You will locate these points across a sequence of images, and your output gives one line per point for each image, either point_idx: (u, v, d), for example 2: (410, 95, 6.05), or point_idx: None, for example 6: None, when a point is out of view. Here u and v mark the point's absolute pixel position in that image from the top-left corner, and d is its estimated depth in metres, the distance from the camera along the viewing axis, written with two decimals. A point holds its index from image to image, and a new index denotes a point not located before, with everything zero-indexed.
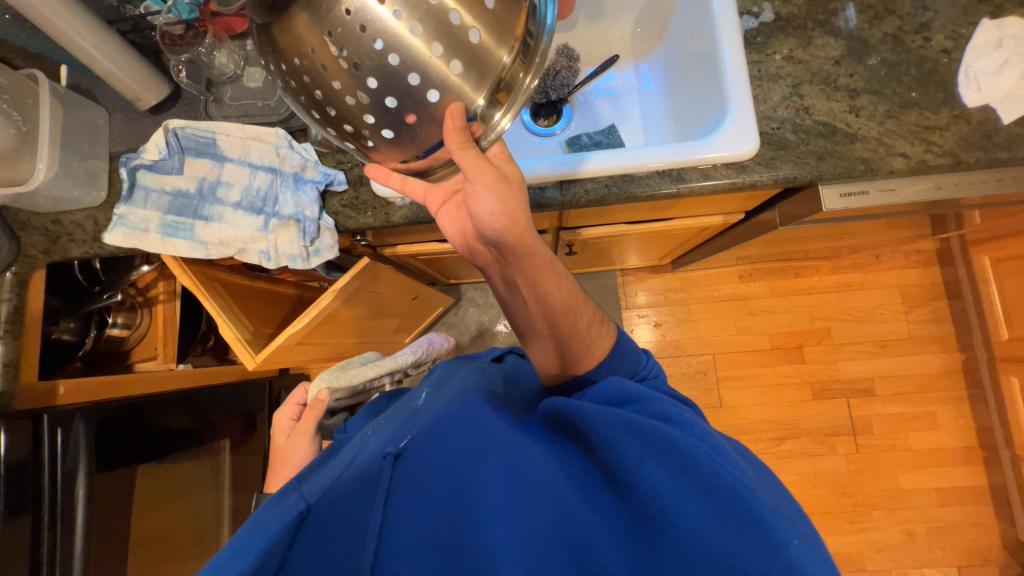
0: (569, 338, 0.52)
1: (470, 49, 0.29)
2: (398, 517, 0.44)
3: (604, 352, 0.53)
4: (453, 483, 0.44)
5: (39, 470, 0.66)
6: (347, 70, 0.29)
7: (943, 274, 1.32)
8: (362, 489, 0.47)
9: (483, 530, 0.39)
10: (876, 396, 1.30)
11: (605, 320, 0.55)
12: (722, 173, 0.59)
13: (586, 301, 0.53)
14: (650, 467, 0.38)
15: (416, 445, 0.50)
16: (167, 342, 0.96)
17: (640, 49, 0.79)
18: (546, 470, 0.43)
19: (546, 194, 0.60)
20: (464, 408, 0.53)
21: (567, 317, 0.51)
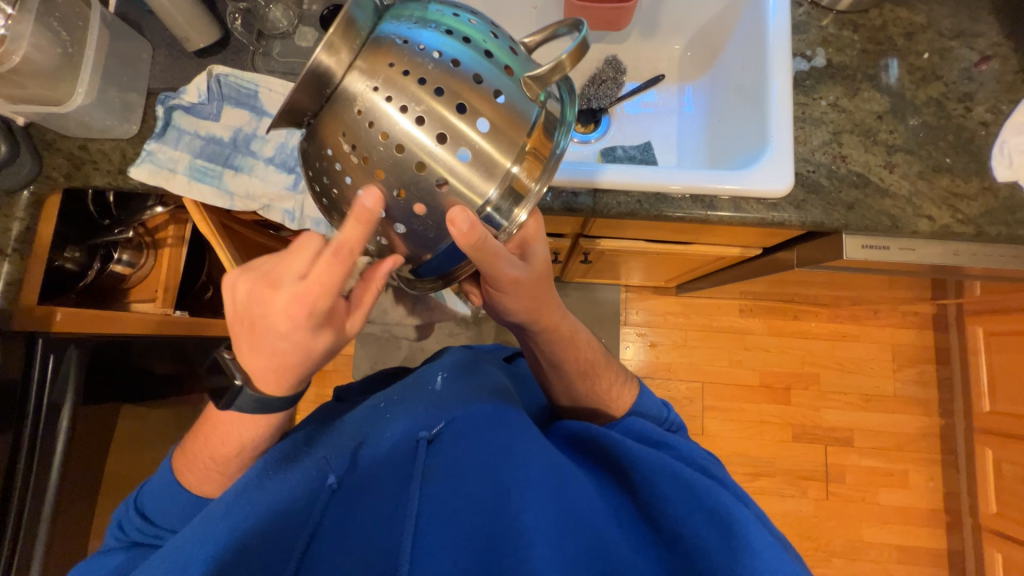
0: (593, 395, 0.65)
1: (482, 152, 0.39)
2: (435, 496, 0.49)
3: (625, 409, 0.66)
4: (492, 486, 0.50)
5: (26, 394, 0.65)
6: (379, 181, 0.39)
7: (935, 338, 1.35)
8: (397, 469, 0.53)
9: (520, 519, 0.47)
10: (854, 447, 1.32)
11: (628, 383, 0.69)
12: (754, 207, 0.59)
13: (604, 368, 0.66)
14: (662, 486, 0.50)
15: (448, 433, 0.56)
16: (168, 285, 0.94)
17: (685, 72, 0.80)
18: (585, 493, 0.52)
19: (579, 199, 0.61)
20: (503, 412, 0.59)
21: (586, 379, 0.64)
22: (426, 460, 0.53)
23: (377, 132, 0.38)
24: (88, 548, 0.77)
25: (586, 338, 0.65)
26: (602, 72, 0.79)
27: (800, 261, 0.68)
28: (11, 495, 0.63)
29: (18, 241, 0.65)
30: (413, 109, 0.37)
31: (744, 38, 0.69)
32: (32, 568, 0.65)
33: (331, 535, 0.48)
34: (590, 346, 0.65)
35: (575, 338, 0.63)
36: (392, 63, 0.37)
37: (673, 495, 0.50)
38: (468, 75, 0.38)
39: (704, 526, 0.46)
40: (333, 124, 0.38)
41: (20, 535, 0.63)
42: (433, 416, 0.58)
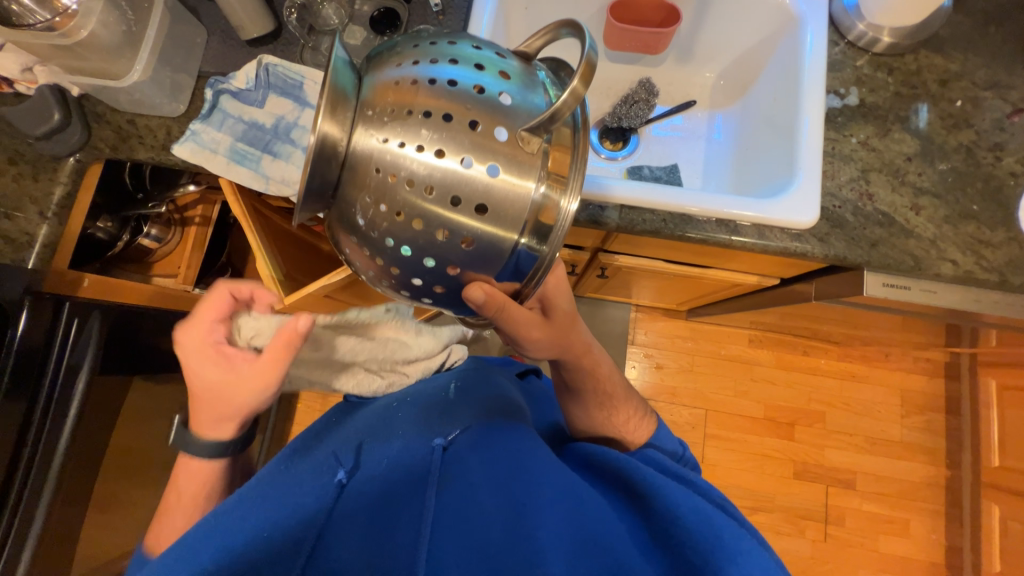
0: (608, 427, 0.66)
1: (503, 197, 0.38)
2: (450, 507, 0.51)
3: (642, 441, 0.66)
4: (507, 503, 0.51)
5: (47, 354, 0.66)
6: (409, 246, 0.39)
7: (946, 387, 1.33)
8: (409, 472, 0.54)
9: (535, 533, 0.48)
10: (856, 489, 1.29)
11: (648, 415, 0.70)
12: (779, 237, 0.60)
13: (626, 402, 0.68)
14: (678, 510, 0.50)
15: (462, 443, 0.58)
16: (192, 263, 0.97)
17: (717, 99, 0.81)
18: (600, 515, 0.52)
19: (605, 213, 0.62)
20: (518, 427, 0.60)
21: (605, 411, 0.66)
22: (440, 469, 0.55)
23: (394, 207, 0.38)
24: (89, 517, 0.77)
25: (609, 370, 0.68)
26: (635, 92, 0.80)
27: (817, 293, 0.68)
28: (21, 454, 0.64)
29: (60, 206, 0.68)
30: (418, 173, 0.37)
31: (778, 73, 0.70)
32: (31, 532, 0.65)
33: (339, 526, 0.49)
34: (612, 377, 0.68)
35: (598, 372, 0.66)
36: (387, 135, 0.37)
37: (689, 517, 0.49)
38: (465, 123, 0.37)
39: (723, 552, 0.45)
40: (348, 202, 0.39)
41: (25, 494, 0.64)
42: (445, 424, 0.60)
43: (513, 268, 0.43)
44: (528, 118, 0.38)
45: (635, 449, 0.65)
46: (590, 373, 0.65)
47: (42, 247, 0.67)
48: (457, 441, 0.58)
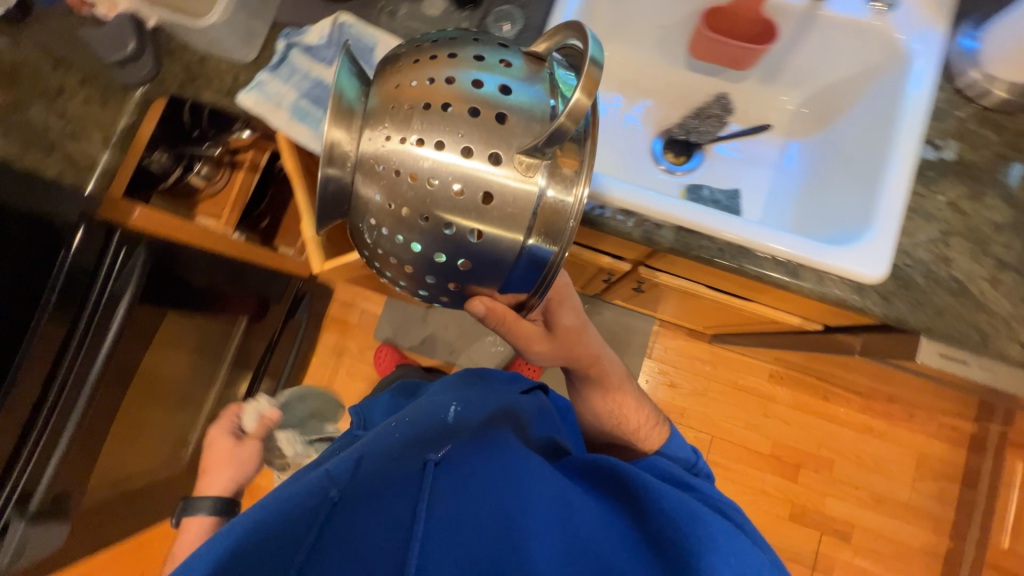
0: (621, 430, 0.75)
1: (504, 214, 0.39)
2: (444, 518, 0.52)
3: (655, 447, 0.73)
4: (498, 515, 0.53)
5: (94, 278, 0.68)
6: (419, 241, 0.40)
7: (967, 459, 1.28)
8: (404, 488, 0.55)
9: (526, 547, 0.50)
10: (850, 543, 1.27)
11: (662, 421, 0.76)
12: (840, 287, 0.57)
13: (636, 410, 0.75)
14: (677, 519, 0.54)
15: (454, 459, 0.59)
16: (235, 208, 0.98)
17: (795, 127, 0.77)
18: (592, 526, 0.56)
19: (660, 232, 0.59)
20: (509, 443, 0.62)
21: (614, 416, 0.75)
22: (433, 483, 0.56)
23: (401, 202, 0.39)
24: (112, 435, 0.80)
25: (615, 375, 0.75)
26: (709, 107, 0.79)
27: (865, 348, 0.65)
28: (61, 364, 0.66)
29: (122, 135, 0.68)
30: (424, 165, 0.38)
31: (869, 115, 0.66)
32: (58, 447, 0.67)
33: (336, 537, 0.50)
34: (618, 383, 0.75)
35: (606, 380, 0.74)
36: (391, 132, 0.38)
37: (688, 527, 0.53)
38: (459, 146, 0.37)
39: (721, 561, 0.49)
40: (361, 201, 0.40)
41: (58, 405, 0.66)
42: (440, 440, 0.61)
43: (525, 265, 0.42)
44: (526, 130, 0.38)
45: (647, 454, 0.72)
46: (598, 377, 0.74)
47: (104, 173, 0.69)
48: (447, 458, 0.59)
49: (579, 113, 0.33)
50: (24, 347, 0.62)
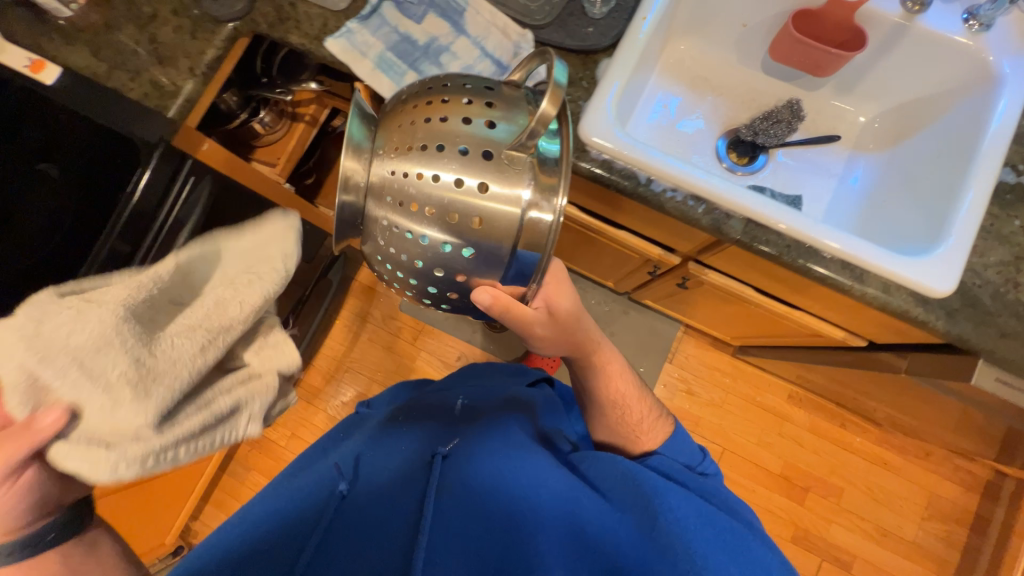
0: (624, 427, 0.68)
1: (497, 213, 0.41)
2: (450, 509, 0.54)
3: (658, 442, 0.66)
4: (499, 504, 0.55)
5: (161, 202, 0.70)
6: (427, 238, 0.42)
7: (981, 505, 1.26)
8: (413, 481, 0.60)
9: (534, 536, 0.51)
10: (850, 573, 1.25)
11: (666, 416, 0.70)
12: (903, 297, 0.57)
13: (639, 404, 0.69)
14: (681, 516, 0.52)
15: (460, 452, 0.62)
16: (291, 158, 1.00)
17: (864, 140, 0.76)
18: (597, 511, 0.55)
19: (730, 222, 0.60)
20: (513, 433, 0.65)
21: (615, 409, 0.68)
22: (441, 472, 0.59)
23: (408, 206, 0.42)
24: None
25: (615, 367, 0.70)
26: (780, 111, 0.77)
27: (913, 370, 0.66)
28: None
29: (208, 66, 0.69)
30: (426, 170, 0.41)
31: (947, 138, 0.66)
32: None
33: (344, 527, 0.55)
34: (620, 377, 0.70)
35: (608, 370, 0.69)
36: (396, 146, 0.42)
37: (690, 525, 0.52)
38: (455, 152, 0.41)
39: (718, 556, 0.49)
40: (371, 213, 0.43)
41: None
42: (447, 438, 0.66)
43: (517, 261, 0.44)
44: (512, 134, 0.41)
45: (646, 454, 0.65)
46: (598, 366, 0.68)
47: (184, 101, 0.69)
48: (454, 452, 0.62)
49: (552, 113, 0.37)
50: (88, 261, 0.65)
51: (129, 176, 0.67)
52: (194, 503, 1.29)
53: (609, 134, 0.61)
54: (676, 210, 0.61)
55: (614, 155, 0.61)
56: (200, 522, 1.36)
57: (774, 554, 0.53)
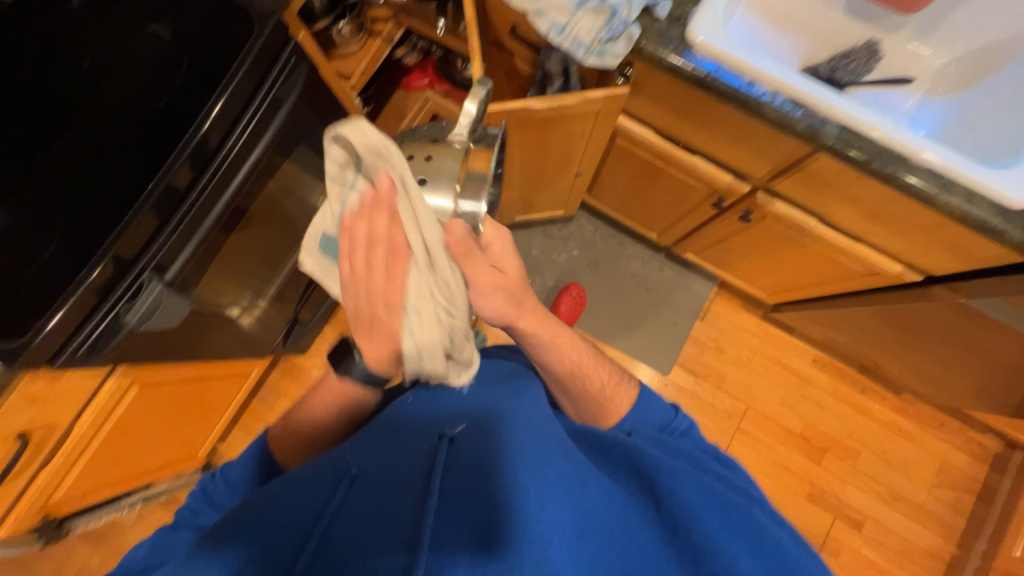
0: (588, 395, 0.68)
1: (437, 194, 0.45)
2: (458, 497, 0.47)
3: (626, 407, 0.68)
4: (506, 484, 0.47)
5: (265, 77, 0.71)
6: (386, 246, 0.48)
7: (987, 475, 1.32)
8: (417, 466, 0.52)
9: (540, 515, 0.43)
10: (861, 531, 1.30)
11: (629, 377, 0.72)
12: (986, 207, 0.61)
13: (596, 368, 0.69)
14: (689, 498, 0.47)
15: (469, 431, 0.55)
16: (366, 73, 1.02)
17: (936, 85, 0.81)
18: (604, 495, 0.47)
19: (826, 127, 0.63)
20: (522, 412, 0.58)
21: (575, 378, 0.67)
22: (449, 456, 0.52)
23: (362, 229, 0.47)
24: (218, 260, 0.80)
25: (565, 339, 0.67)
26: (858, 50, 0.82)
27: (969, 295, 0.78)
28: (221, 150, 0.70)
29: None
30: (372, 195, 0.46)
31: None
32: (191, 243, 0.71)
33: (341, 519, 0.47)
34: (573, 348, 0.68)
35: (558, 337, 0.66)
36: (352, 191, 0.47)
37: (697, 507, 0.46)
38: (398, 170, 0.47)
39: (732, 541, 0.44)
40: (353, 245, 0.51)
41: (212, 183, 0.70)
42: (455, 419, 0.59)
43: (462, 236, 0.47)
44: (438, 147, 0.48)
45: (618, 415, 0.67)
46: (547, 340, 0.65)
47: None
48: (463, 434, 0.56)
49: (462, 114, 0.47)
50: (165, 167, 0.64)
51: (233, 58, 0.66)
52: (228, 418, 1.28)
53: (714, 36, 0.64)
54: (774, 113, 0.64)
55: (722, 56, 0.65)
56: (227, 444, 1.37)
57: (801, 547, 0.46)
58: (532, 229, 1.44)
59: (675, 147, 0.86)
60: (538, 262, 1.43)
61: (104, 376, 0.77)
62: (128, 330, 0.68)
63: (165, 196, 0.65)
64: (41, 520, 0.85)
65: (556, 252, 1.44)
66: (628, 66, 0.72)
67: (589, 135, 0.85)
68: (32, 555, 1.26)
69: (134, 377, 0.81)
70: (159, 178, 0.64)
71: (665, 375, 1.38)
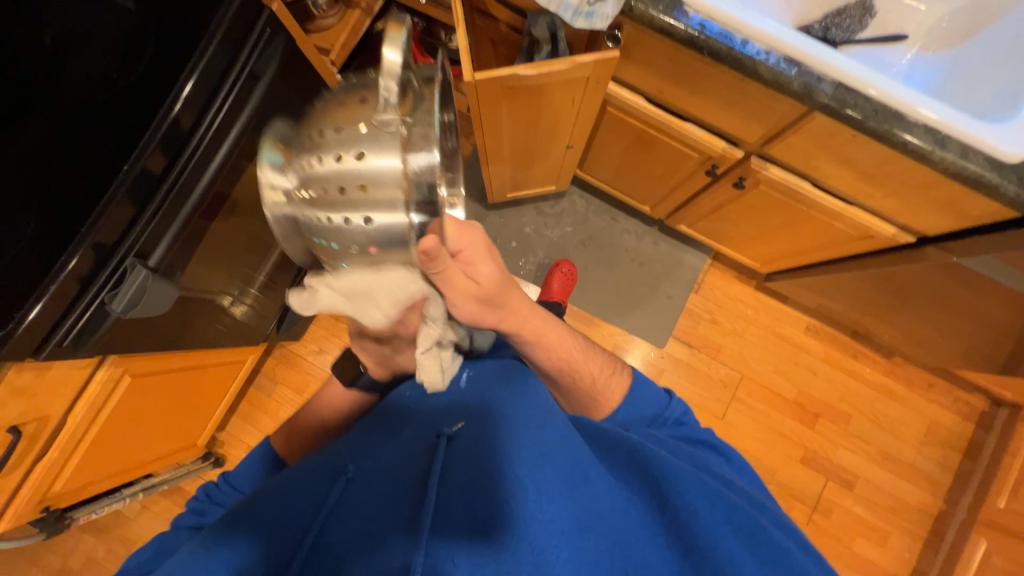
0: (589, 387, 0.68)
1: (382, 168, 0.40)
2: (456, 497, 0.48)
3: (619, 396, 0.68)
4: (508, 484, 0.47)
5: (241, 49, 0.67)
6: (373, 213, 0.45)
7: (974, 432, 1.36)
8: (416, 465, 0.53)
9: (537, 516, 0.44)
10: (852, 491, 1.34)
11: (623, 364, 0.73)
12: (980, 161, 0.61)
13: (586, 362, 0.69)
14: (695, 503, 0.46)
15: (469, 429, 0.55)
16: (347, 47, 0.99)
17: (930, 41, 0.80)
18: (606, 493, 0.48)
19: (821, 86, 0.62)
20: (524, 401, 0.58)
21: (569, 372, 0.67)
22: (448, 455, 0.52)
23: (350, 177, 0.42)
24: (199, 256, 0.78)
25: (554, 336, 0.66)
26: (852, 7, 0.80)
27: (958, 253, 0.79)
28: (199, 129, 0.65)
29: None
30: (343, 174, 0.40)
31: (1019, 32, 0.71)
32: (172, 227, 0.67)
33: (338, 517, 0.48)
34: (561, 343, 0.67)
35: (547, 322, 0.65)
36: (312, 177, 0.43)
37: (703, 511, 0.46)
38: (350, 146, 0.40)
39: (733, 541, 0.44)
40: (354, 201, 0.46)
41: (190, 165, 0.65)
42: (454, 416, 0.58)
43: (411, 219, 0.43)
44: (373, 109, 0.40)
45: (615, 403, 0.68)
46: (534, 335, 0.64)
47: None
48: (461, 431, 0.55)
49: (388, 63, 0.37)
50: (136, 153, 0.59)
51: (201, 31, 0.61)
52: (225, 407, 1.28)
53: None
54: (769, 73, 0.63)
55: (717, 14, 0.63)
56: (226, 433, 1.37)
57: (800, 545, 0.46)
58: (524, 207, 1.42)
59: (668, 114, 0.84)
60: (532, 240, 1.42)
61: (94, 367, 0.76)
62: (115, 318, 0.66)
63: (139, 183, 0.60)
64: (43, 512, 0.86)
65: (549, 229, 1.43)
66: (618, 28, 0.70)
67: (579, 103, 0.83)
68: (38, 547, 1.26)
69: (125, 367, 0.80)
70: (132, 164, 0.59)
71: (661, 348, 1.39)
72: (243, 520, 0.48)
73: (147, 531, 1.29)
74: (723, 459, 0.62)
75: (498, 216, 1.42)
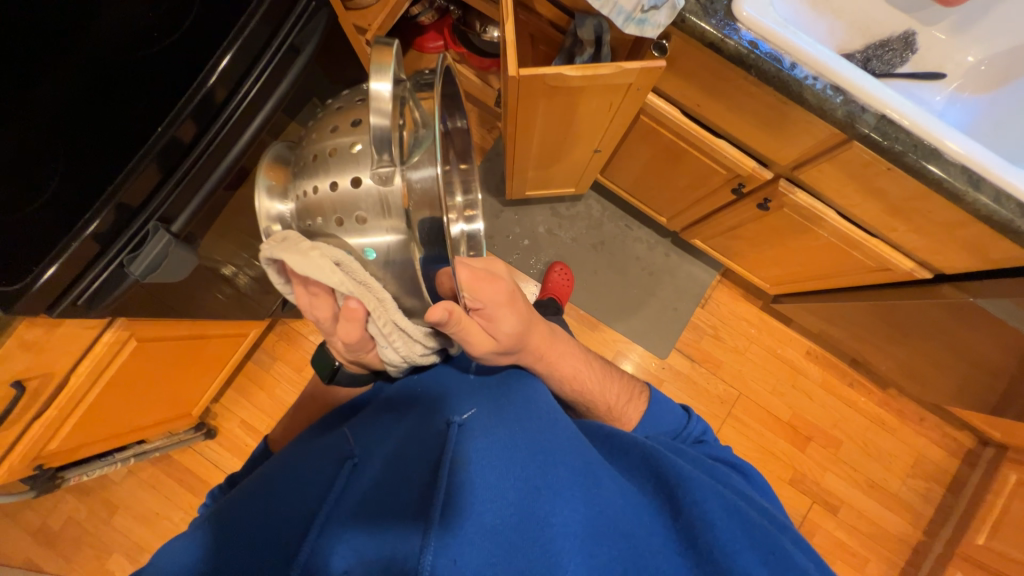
0: (609, 412, 0.71)
1: (377, 203, 0.43)
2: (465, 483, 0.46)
3: (638, 416, 0.71)
4: (524, 486, 0.46)
5: (285, 18, 0.65)
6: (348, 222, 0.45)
7: (959, 469, 1.39)
8: (425, 449, 0.52)
9: (551, 522, 0.43)
10: (836, 515, 1.36)
11: (641, 386, 0.76)
12: (1011, 207, 0.62)
13: (604, 390, 0.72)
14: (712, 511, 0.46)
15: (479, 418, 0.54)
16: (383, 27, 0.98)
17: (966, 82, 0.81)
18: (619, 499, 0.48)
19: (865, 115, 0.63)
20: (534, 405, 0.58)
21: (589, 397, 0.71)
22: (458, 440, 0.51)
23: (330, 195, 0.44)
24: (217, 222, 0.76)
25: (570, 367, 0.71)
26: (892, 42, 0.82)
27: (975, 294, 0.80)
28: (237, 94, 0.63)
29: None
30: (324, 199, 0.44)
31: None
32: (198, 195, 0.66)
33: (343, 498, 0.47)
34: (577, 372, 0.72)
35: (564, 351, 0.71)
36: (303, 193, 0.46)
37: (720, 524, 0.45)
38: (349, 177, 0.43)
39: (750, 556, 0.44)
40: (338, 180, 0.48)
41: (223, 132, 0.64)
42: (463, 405, 0.58)
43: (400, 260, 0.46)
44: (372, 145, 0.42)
45: (633, 423, 0.70)
46: (549, 365, 0.69)
47: None
48: (471, 419, 0.55)
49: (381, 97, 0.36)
50: (169, 118, 0.56)
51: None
52: (223, 379, 1.26)
53: (760, 13, 0.63)
54: (814, 98, 0.63)
55: (768, 35, 0.63)
56: (220, 405, 1.36)
57: (817, 567, 0.46)
58: (540, 206, 1.42)
59: (701, 130, 0.85)
60: (545, 240, 1.42)
61: (102, 328, 0.74)
62: (133, 280, 0.64)
63: (167, 150, 0.57)
64: (35, 470, 0.84)
65: (562, 231, 1.42)
66: (666, 39, 0.69)
67: (616, 109, 0.83)
68: (18, 504, 1.24)
69: (133, 331, 0.78)
70: (164, 129, 0.56)
71: (662, 359, 1.40)
72: (250, 510, 0.47)
73: (131, 497, 1.28)
74: (746, 476, 0.61)
75: (512, 213, 1.42)
